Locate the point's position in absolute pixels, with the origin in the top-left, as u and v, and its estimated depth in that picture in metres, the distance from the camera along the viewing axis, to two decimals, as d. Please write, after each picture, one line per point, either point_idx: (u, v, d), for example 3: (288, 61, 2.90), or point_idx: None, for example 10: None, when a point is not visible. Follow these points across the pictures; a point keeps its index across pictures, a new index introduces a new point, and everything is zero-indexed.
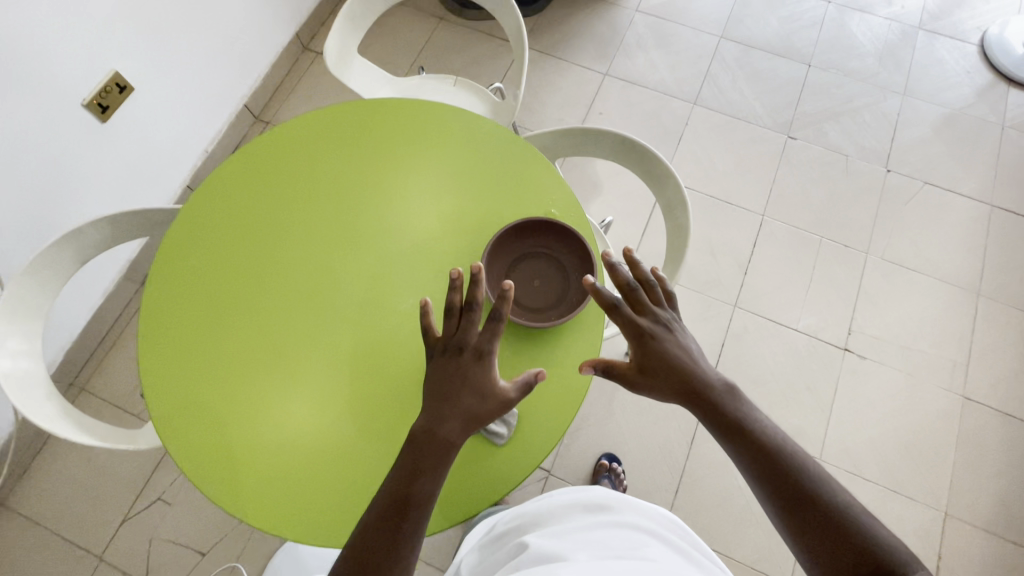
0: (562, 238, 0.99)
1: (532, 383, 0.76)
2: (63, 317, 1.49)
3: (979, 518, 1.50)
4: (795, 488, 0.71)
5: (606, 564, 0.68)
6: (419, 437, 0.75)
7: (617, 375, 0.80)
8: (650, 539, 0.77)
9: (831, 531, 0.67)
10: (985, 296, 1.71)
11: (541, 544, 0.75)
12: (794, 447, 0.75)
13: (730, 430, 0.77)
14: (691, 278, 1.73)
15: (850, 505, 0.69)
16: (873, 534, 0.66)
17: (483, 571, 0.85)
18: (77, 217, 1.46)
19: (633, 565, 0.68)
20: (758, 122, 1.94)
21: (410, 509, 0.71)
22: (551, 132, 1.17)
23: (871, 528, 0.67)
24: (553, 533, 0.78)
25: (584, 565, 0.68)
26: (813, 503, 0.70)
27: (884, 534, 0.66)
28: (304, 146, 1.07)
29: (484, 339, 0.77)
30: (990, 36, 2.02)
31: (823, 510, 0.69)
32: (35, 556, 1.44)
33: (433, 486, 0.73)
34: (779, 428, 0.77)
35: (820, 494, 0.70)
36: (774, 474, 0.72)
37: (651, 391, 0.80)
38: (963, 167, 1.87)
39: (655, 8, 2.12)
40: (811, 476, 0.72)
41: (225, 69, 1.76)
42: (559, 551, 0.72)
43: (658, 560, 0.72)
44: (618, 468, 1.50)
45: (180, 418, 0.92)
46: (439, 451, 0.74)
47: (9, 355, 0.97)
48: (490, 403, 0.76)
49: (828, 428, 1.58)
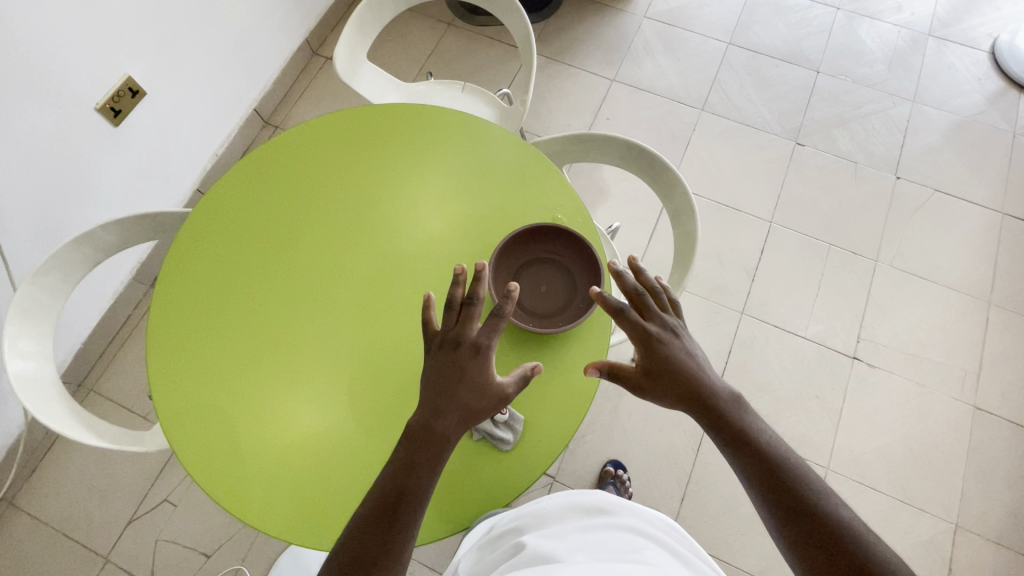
0: (571, 244, 0.99)
1: (529, 377, 0.78)
2: (73, 318, 1.51)
3: (990, 530, 1.48)
4: (797, 501, 0.70)
5: (604, 567, 0.67)
6: (415, 433, 0.75)
7: (621, 379, 0.80)
8: (648, 542, 0.77)
9: (834, 546, 0.67)
10: (996, 305, 1.69)
11: (540, 544, 0.75)
12: (798, 461, 0.74)
13: (733, 441, 0.76)
14: (698, 284, 1.73)
15: (851, 521, 0.69)
16: (872, 552, 0.66)
17: (481, 571, 0.84)
18: (89, 220, 1.48)
19: (631, 567, 0.68)
20: (767, 129, 1.93)
21: (403, 508, 0.72)
22: (560, 139, 1.17)
23: (871, 545, 0.67)
24: (551, 535, 0.78)
25: (583, 566, 0.68)
26: (815, 516, 0.69)
27: (882, 551, 0.66)
28: (313, 149, 1.08)
29: (483, 334, 0.77)
30: (1002, 43, 2.01)
31: (825, 523, 0.68)
32: (41, 555, 1.45)
33: (428, 481, 0.74)
34: (783, 441, 0.77)
35: (823, 508, 0.70)
36: (778, 488, 0.72)
37: (656, 396, 0.80)
38: (974, 174, 1.86)
39: (663, 14, 2.13)
40: (815, 489, 0.71)
41: (236, 75, 1.78)
42: (556, 552, 0.72)
43: (657, 564, 0.72)
44: (623, 475, 1.48)
45: (191, 416, 0.92)
46: (435, 446, 0.74)
47: (20, 356, 0.98)
48: (486, 399, 0.76)
49: (836, 438, 1.56)
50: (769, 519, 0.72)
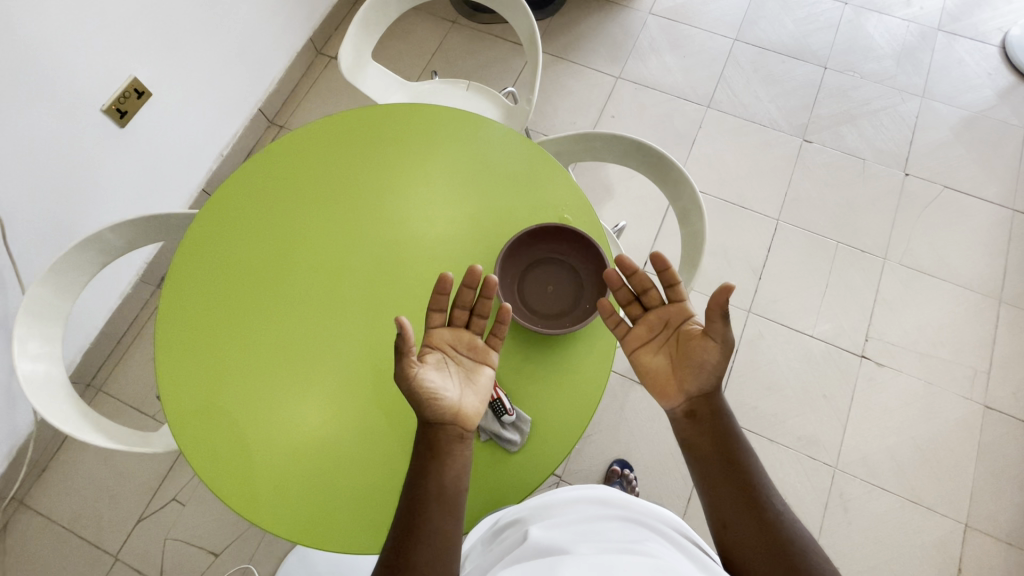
0: (579, 244, 0.99)
1: (397, 330, 0.71)
2: (83, 320, 1.52)
3: (1001, 530, 1.47)
4: (746, 497, 0.72)
5: (610, 559, 0.66)
6: (417, 447, 0.74)
7: (712, 305, 0.75)
8: (652, 536, 0.75)
9: (787, 567, 0.67)
10: (1007, 302, 1.68)
11: (542, 536, 0.73)
12: (749, 459, 0.75)
13: (703, 459, 0.76)
14: (705, 283, 1.72)
15: (787, 518, 0.71)
16: (804, 545, 0.69)
17: (481, 565, 0.82)
18: (97, 221, 1.49)
19: (636, 559, 0.67)
20: (774, 126, 1.92)
21: (426, 509, 0.69)
22: (566, 137, 1.16)
23: (799, 537, 0.69)
24: (555, 525, 0.76)
25: (586, 558, 0.66)
26: (771, 532, 0.69)
27: (811, 543, 0.69)
28: (316, 150, 1.08)
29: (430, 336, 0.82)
30: (1013, 37, 1.98)
31: (776, 543, 0.68)
32: (51, 554, 1.46)
33: (439, 478, 0.71)
34: (741, 441, 0.77)
35: (764, 504, 0.72)
36: (742, 503, 0.72)
37: (719, 336, 0.77)
38: (985, 171, 1.84)
39: (668, 11, 2.11)
40: (762, 484, 0.73)
41: (240, 75, 1.78)
42: (559, 545, 0.71)
43: (661, 557, 0.70)
44: (630, 474, 1.49)
45: (199, 425, 0.92)
46: (428, 445, 0.73)
47: (29, 359, 0.98)
48: (402, 382, 0.74)
49: (844, 437, 1.55)
50: (711, 518, 0.74)
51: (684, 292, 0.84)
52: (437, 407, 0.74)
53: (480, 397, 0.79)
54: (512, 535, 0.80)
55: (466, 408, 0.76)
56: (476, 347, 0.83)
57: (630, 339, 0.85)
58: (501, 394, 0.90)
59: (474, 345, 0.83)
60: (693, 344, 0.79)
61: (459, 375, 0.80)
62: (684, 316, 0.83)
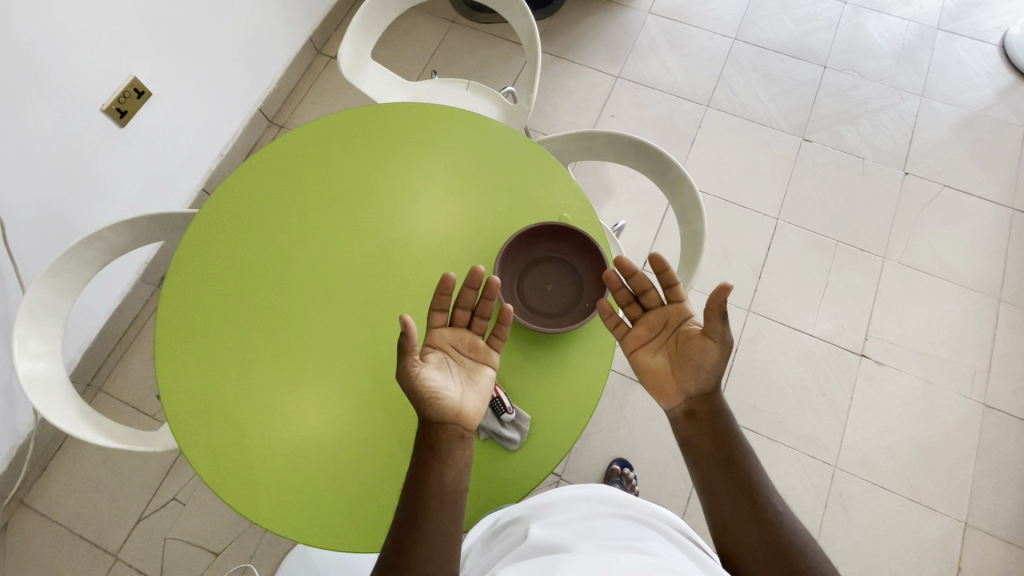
0: (578, 243, 0.99)
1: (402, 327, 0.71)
2: (82, 319, 1.52)
3: (1000, 528, 1.47)
4: (745, 497, 0.72)
5: (609, 557, 0.66)
6: (418, 447, 0.74)
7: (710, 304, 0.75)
8: (651, 534, 0.75)
9: (785, 566, 0.67)
10: (1007, 301, 1.68)
11: (542, 534, 0.73)
12: (748, 458, 0.75)
13: (703, 458, 0.76)
14: (704, 282, 1.72)
15: (785, 517, 0.71)
16: (803, 544, 0.69)
17: (481, 564, 0.82)
18: (96, 221, 1.49)
19: (636, 557, 0.67)
20: (773, 125, 1.92)
21: (425, 509, 0.69)
22: (565, 137, 1.16)
23: (798, 536, 0.69)
24: (555, 523, 0.76)
25: (585, 556, 0.67)
26: (770, 532, 0.69)
27: (810, 542, 0.69)
28: (316, 150, 1.08)
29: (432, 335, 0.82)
30: (1012, 36, 1.98)
31: (775, 542, 0.69)
32: (51, 553, 1.46)
33: (439, 477, 0.71)
34: (740, 440, 0.77)
35: (763, 503, 0.72)
36: (741, 502, 0.72)
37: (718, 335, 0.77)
38: (985, 170, 1.84)
39: (668, 10, 2.11)
40: (761, 483, 0.73)
41: (240, 74, 1.78)
42: (559, 543, 0.71)
43: (660, 554, 0.70)
44: (629, 473, 1.49)
45: (199, 423, 0.93)
46: (428, 444, 0.73)
47: (30, 358, 0.99)
48: (403, 381, 0.74)
49: (843, 436, 1.56)
50: (711, 517, 0.74)
51: (683, 292, 0.84)
52: (438, 407, 0.74)
53: (481, 396, 0.79)
54: (513, 533, 0.80)
55: (467, 407, 0.76)
56: (478, 348, 0.83)
57: (630, 339, 0.85)
58: (501, 393, 0.90)
59: (475, 346, 0.83)
60: (692, 345, 0.79)
61: (460, 374, 0.80)
62: (683, 317, 0.83)
